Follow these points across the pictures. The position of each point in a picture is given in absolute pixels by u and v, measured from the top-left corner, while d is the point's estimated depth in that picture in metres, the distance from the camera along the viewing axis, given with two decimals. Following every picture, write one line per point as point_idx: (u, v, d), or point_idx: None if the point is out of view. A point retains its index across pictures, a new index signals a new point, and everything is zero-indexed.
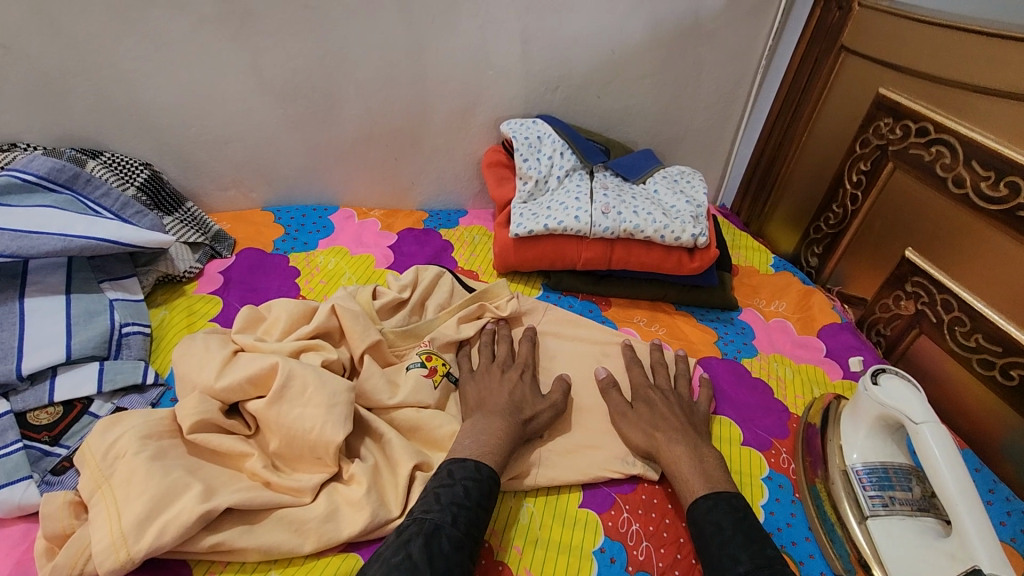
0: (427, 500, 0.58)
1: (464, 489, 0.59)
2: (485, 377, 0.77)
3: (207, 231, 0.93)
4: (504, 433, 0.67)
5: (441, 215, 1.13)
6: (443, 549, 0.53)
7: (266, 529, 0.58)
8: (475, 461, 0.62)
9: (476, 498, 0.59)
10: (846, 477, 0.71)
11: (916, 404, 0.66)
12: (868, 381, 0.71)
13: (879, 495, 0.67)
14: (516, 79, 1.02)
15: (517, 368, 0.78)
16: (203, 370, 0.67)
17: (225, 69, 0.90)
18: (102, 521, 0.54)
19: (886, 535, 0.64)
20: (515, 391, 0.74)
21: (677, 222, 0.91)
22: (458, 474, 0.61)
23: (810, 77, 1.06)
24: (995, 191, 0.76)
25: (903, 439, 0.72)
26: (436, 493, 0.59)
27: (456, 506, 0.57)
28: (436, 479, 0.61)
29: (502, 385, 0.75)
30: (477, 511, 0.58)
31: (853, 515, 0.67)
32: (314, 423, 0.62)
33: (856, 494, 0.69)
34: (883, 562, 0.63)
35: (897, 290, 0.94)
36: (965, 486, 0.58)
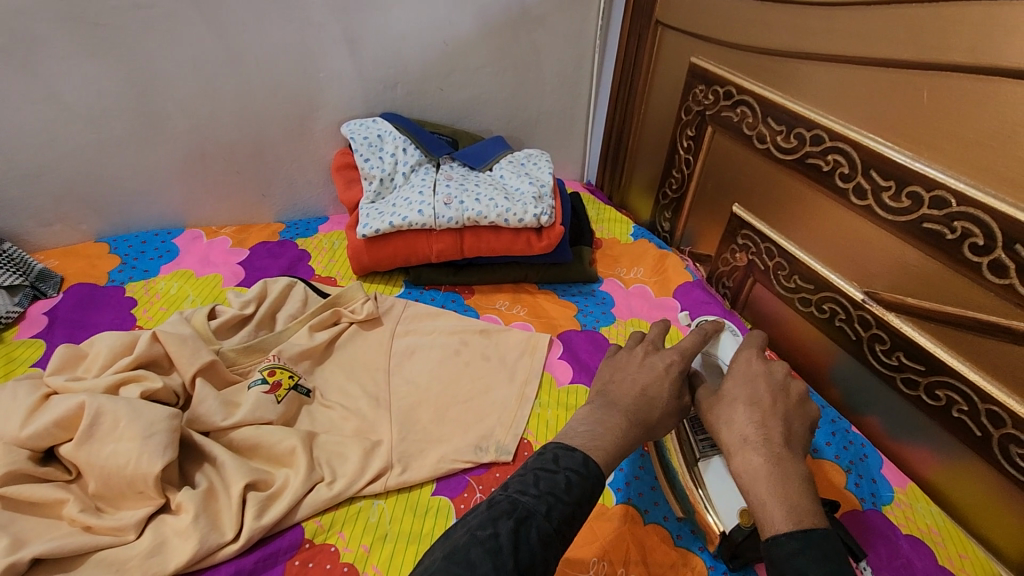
0: (524, 479, 0.51)
1: (566, 481, 0.50)
2: (624, 360, 0.66)
3: (29, 271, 0.87)
4: (623, 434, 0.57)
5: (300, 224, 1.11)
6: (531, 543, 0.45)
7: (83, 575, 0.56)
8: (585, 453, 0.53)
9: (579, 496, 0.50)
10: (679, 426, 0.72)
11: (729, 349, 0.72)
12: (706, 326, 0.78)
13: (707, 438, 0.69)
14: (351, 80, 1.01)
15: (666, 356, 0.65)
16: (7, 420, 0.63)
17: (20, 99, 0.85)
18: None
19: (713, 477, 0.66)
20: (652, 385, 0.62)
21: (519, 205, 0.94)
22: (563, 462, 0.52)
23: (637, 53, 1.12)
24: (788, 143, 0.83)
25: None
26: (536, 475, 0.51)
27: (554, 497, 0.49)
28: (539, 459, 0.53)
29: (641, 373, 0.63)
30: (576, 511, 0.49)
31: (687, 462, 0.69)
32: (128, 458, 0.59)
33: (688, 440, 0.70)
34: (713, 501, 0.66)
35: (731, 245, 1.00)
36: None
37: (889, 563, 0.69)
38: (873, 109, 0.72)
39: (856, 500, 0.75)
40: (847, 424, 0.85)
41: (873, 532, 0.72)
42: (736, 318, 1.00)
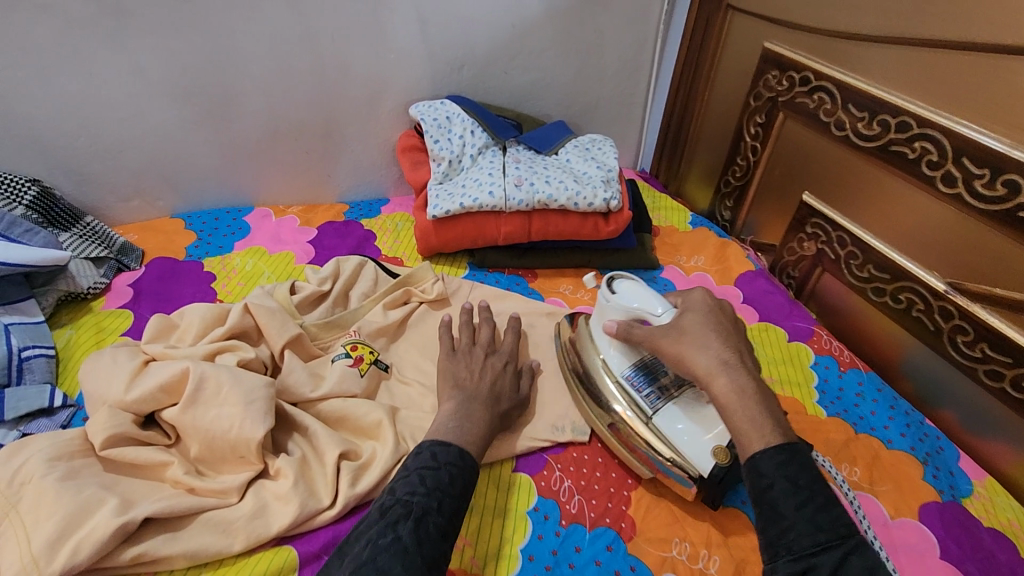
0: (410, 481, 0.55)
1: (449, 476, 0.57)
2: (466, 359, 0.73)
3: (112, 244, 0.90)
4: (485, 424, 0.65)
5: (362, 205, 1.12)
6: (430, 536, 0.51)
7: (191, 534, 0.57)
8: (459, 448, 0.60)
9: (459, 485, 0.57)
10: (621, 388, 0.71)
11: (651, 298, 0.70)
12: (608, 293, 0.73)
13: (652, 391, 0.69)
14: (420, 61, 1.01)
15: (500, 357, 0.75)
16: (111, 384, 0.64)
17: (106, 74, 0.86)
18: (11, 548, 0.52)
19: (670, 427, 0.66)
20: (495, 382, 0.71)
21: (588, 188, 0.94)
22: (441, 458, 0.58)
23: (704, 38, 1.11)
24: (870, 130, 0.82)
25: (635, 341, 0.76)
26: (420, 475, 0.56)
27: (443, 492, 0.55)
28: (417, 459, 0.58)
29: (485, 372, 0.71)
30: (461, 500, 0.56)
31: (640, 420, 0.68)
32: (232, 423, 0.61)
33: (635, 399, 0.70)
34: (677, 449, 0.65)
35: (799, 234, 0.99)
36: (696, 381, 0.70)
37: (973, 555, 0.68)
38: (966, 95, 0.71)
39: (936, 492, 0.74)
40: (920, 416, 0.83)
41: (955, 525, 0.71)
42: (801, 307, 0.99)
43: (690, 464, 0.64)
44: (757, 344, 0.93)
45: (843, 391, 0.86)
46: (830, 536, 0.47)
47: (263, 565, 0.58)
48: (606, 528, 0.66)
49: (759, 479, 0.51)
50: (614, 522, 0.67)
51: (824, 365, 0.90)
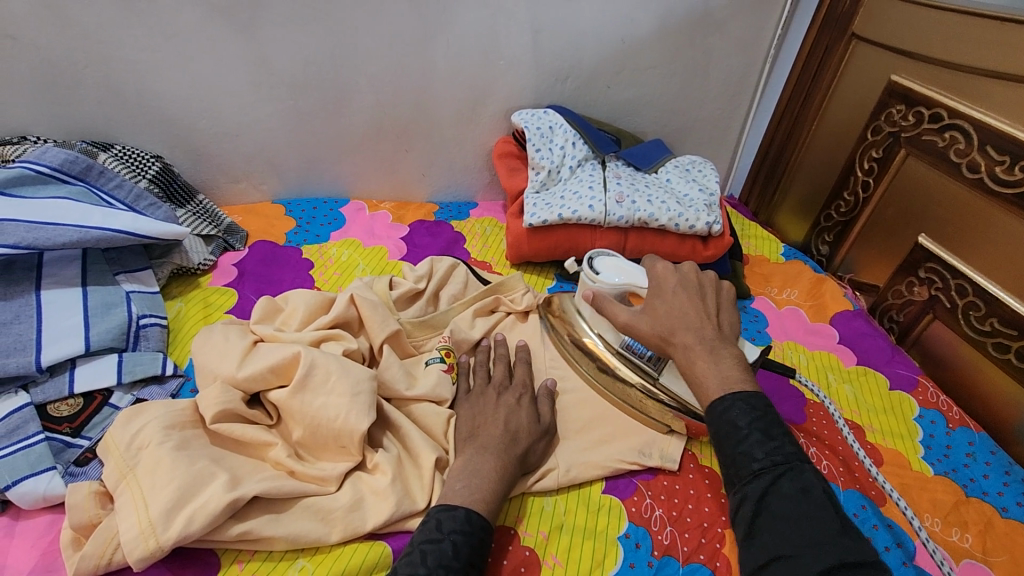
0: (411, 561, 0.52)
1: (453, 547, 0.53)
2: (479, 402, 0.70)
3: (219, 224, 0.93)
4: (496, 478, 0.60)
5: (451, 207, 1.13)
6: None
7: (293, 518, 0.58)
8: (466, 510, 0.56)
9: (465, 557, 0.53)
10: (623, 355, 0.75)
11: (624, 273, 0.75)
12: (591, 275, 0.76)
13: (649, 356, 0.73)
14: (528, 69, 1.02)
15: (513, 391, 0.71)
16: (224, 360, 0.66)
17: (234, 61, 0.90)
18: (130, 511, 0.54)
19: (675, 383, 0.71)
20: (512, 419, 0.67)
21: (690, 211, 0.93)
22: (446, 528, 0.54)
23: (820, 66, 1.08)
24: (1009, 175, 0.77)
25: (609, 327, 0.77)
26: (422, 551, 0.52)
27: (445, 569, 0.51)
28: (422, 531, 0.55)
29: (497, 411, 0.68)
30: (467, 572, 0.52)
31: (648, 380, 0.73)
32: (338, 412, 0.62)
33: (637, 367, 0.74)
34: (683, 399, 0.71)
35: (909, 277, 0.94)
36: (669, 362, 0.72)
37: None
38: None
39: None
40: None
41: None
42: (903, 354, 0.94)
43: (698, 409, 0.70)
44: (855, 388, 0.88)
45: (950, 449, 0.81)
46: (763, 464, 0.52)
47: (358, 557, 0.58)
48: (699, 565, 0.63)
49: (713, 426, 0.56)
50: (708, 560, 0.63)
51: (929, 420, 0.84)
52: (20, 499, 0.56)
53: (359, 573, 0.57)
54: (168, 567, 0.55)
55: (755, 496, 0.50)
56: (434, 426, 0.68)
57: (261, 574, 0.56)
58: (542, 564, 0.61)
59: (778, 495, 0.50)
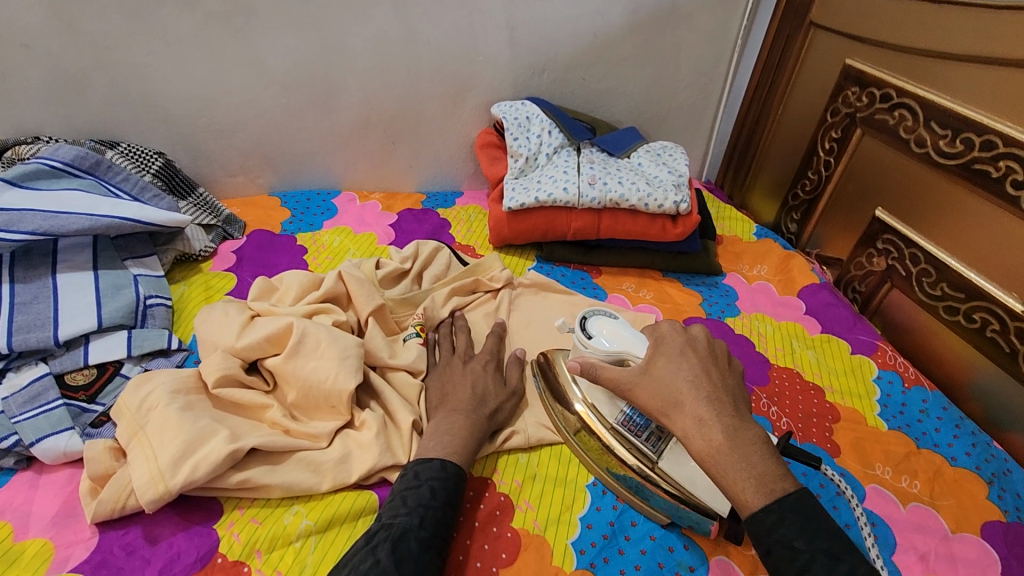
0: (393, 505, 0.58)
1: (430, 491, 0.58)
2: (447, 370, 0.75)
3: (219, 214, 1.00)
4: (466, 435, 0.65)
5: (438, 196, 1.19)
6: (410, 552, 0.53)
7: (288, 469, 0.64)
8: (442, 461, 0.62)
9: (444, 496, 0.59)
10: (617, 435, 0.68)
11: (618, 336, 0.69)
12: (583, 340, 0.71)
13: (651, 437, 0.66)
14: (506, 64, 1.08)
15: (479, 358, 0.76)
16: (224, 332, 0.72)
17: (231, 63, 0.96)
18: (141, 461, 0.60)
19: (680, 471, 0.64)
20: (477, 384, 0.72)
21: (660, 191, 0.99)
22: (424, 475, 0.60)
23: (784, 53, 1.14)
24: (952, 147, 0.82)
25: (607, 402, 0.70)
26: (402, 497, 0.58)
27: (424, 508, 0.57)
28: (402, 481, 0.60)
29: (464, 378, 0.73)
30: (444, 511, 0.58)
31: (646, 465, 0.66)
32: (328, 374, 0.68)
33: (635, 447, 0.67)
34: (690, 493, 0.63)
35: (869, 249, 0.99)
36: (660, 448, 0.66)
37: None
38: None
39: (1000, 512, 0.73)
40: (988, 437, 0.82)
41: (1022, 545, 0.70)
42: (865, 322, 0.99)
43: (694, 502, 0.63)
44: (818, 354, 0.94)
45: (905, 406, 0.86)
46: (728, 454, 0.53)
47: (348, 503, 0.64)
48: None
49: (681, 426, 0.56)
50: None
51: (886, 380, 0.89)
52: (44, 454, 0.62)
53: (349, 517, 0.63)
54: (176, 511, 0.61)
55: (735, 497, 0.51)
56: (409, 393, 0.74)
57: (260, 517, 0.62)
58: (517, 509, 0.67)
59: (737, 476, 0.52)
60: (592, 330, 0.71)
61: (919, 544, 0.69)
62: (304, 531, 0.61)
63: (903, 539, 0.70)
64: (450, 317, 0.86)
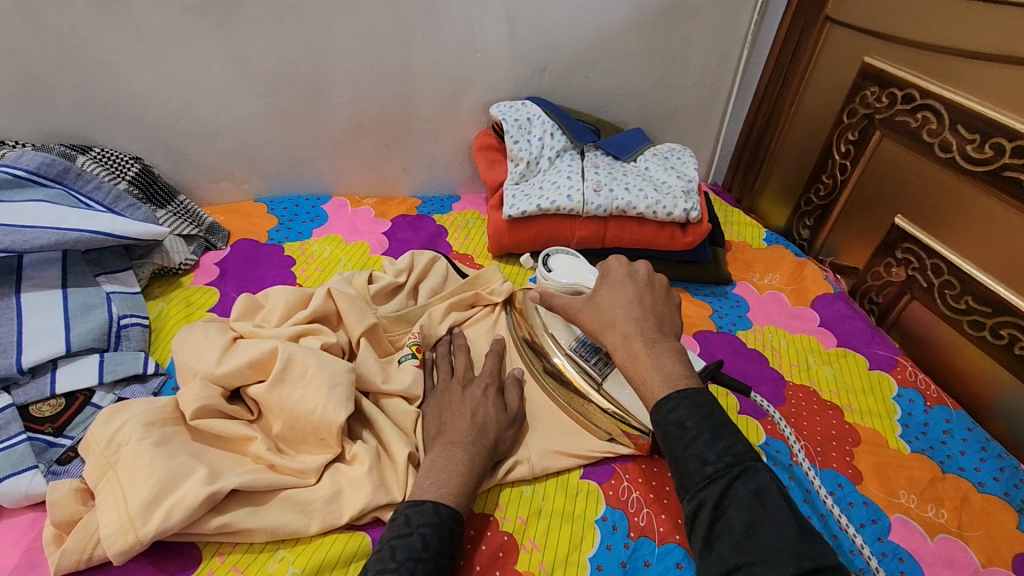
0: (381, 556, 0.52)
1: (422, 540, 0.53)
2: (445, 397, 0.70)
3: (201, 223, 0.94)
4: (465, 471, 0.60)
5: (434, 201, 1.13)
6: None
7: (272, 510, 0.59)
8: (433, 503, 0.57)
9: (435, 548, 0.54)
10: (570, 361, 0.76)
11: (574, 274, 0.83)
12: (543, 272, 0.84)
13: (599, 362, 0.75)
14: (505, 61, 1.02)
15: (479, 383, 0.71)
16: (204, 357, 0.67)
17: (210, 61, 0.90)
18: (110, 507, 0.55)
19: (619, 392, 0.72)
20: (478, 412, 0.67)
21: (668, 198, 0.94)
22: (415, 522, 0.55)
23: (796, 50, 1.08)
24: (980, 153, 0.78)
25: (563, 334, 0.78)
26: (391, 546, 0.53)
27: (414, 562, 0.52)
28: (391, 527, 0.55)
29: (463, 405, 0.68)
30: (436, 563, 0.53)
31: (591, 386, 0.74)
32: (316, 404, 0.63)
33: (584, 370, 0.75)
34: (625, 410, 0.71)
35: (888, 258, 0.95)
36: (605, 371, 0.74)
37: None
38: None
39: None
40: (1016, 460, 0.77)
41: None
42: (883, 335, 0.94)
43: (630, 420, 0.70)
44: (835, 369, 0.89)
45: (928, 427, 0.81)
46: (715, 467, 0.49)
47: (338, 547, 0.59)
48: (676, 545, 0.63)
49: (659, 430, 0.53)
50: (684, 540, 0.64)
51: (907, 399, 0.85)
52: (3, 498, 0.57)
53: (338, 563, 0.58)
54: (150, 560, 0.56)
55: (711, 500, 0.48)
56: (404, 422, 0.68)
57: (242, 565, 0.57)
58: (520, 548, 0.62)
59: (734, 501, 0.47)
60: (551, 265, 0.85)
61: None
62: None
63: None
64: (448, 335, 0.81)
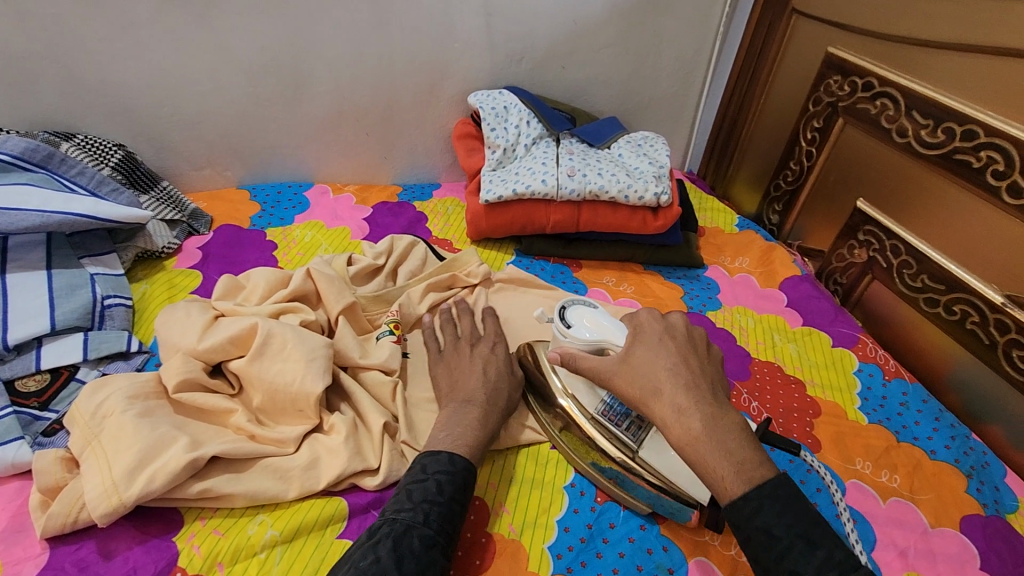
0: (398, 499, 0.56)
1: (436, 485, 0.56)
2: (454, 358, 0.73)
3: (184, 209, 0.96)
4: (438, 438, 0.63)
5: (415, 188, 1.16)
6: (413, 550, 0.51)
7: (251, 476, 0.61)
8: (449, 454, 0.59)
9: (449, 493, 0.56)
10: (597, 426, 0.66)
11: (601, 328, 0.65)
12: (562, 329, 0.68)
13: (631, 426, 0.64)
14: (483, 51, 1.05)
15: (487, 342, 0.74)
16: (186, 334, 0.69)
17: (193, 50, 0.92)
18: (95, 473, 0.57)
19: (660, 462, 0.62)
20: (490, 368, 0.70)
21: (640, 183, 0.97)
22: (430, 469, 0.58)
23: (765, 41, 1.12)
24: (934, 138, 0.81)
25: (586, 390, 0.67)
26: (409, 490, 0.56)
27: (429, 503, 0.55)
28: (409, 474, 0.58)
29: (473, 363, 0.71)
30: (451, 507, 0.56)
31: (625, 456, 0.64)
32: (294, 377, 0.65)
33: (615, 438, 0.65)
34: (669, 481, 0.61)
35: (851, 240, 0.98)
36: (639, 436, 0.63)
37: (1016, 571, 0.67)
38: None
39: (979, 505, 0.73)
40: (967, 429, 0.81)
41: (1000, 540, 0.69)
42: (846, 314, 0.98)
43: (678, 493, 0.61)
44: (799, 347, 0.93)
45: (886, 399, 0.85)
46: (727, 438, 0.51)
47: (315, 511, 0.61)
48: (640, 508, 0.67)
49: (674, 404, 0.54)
50: None
51: (867, 373, 0.89)
52: None
53: (316, 526, 0.61)
54: (133, 524, 0.58)
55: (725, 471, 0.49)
56: (381, 393, 0.71)
57: (222, 528, 0.59)
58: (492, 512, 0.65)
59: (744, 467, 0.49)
60: (570, 320, 0.68)
61: (899, 540, 0.69)
62: (269, 541, 0.59)
63: (882, 535, 0.69)
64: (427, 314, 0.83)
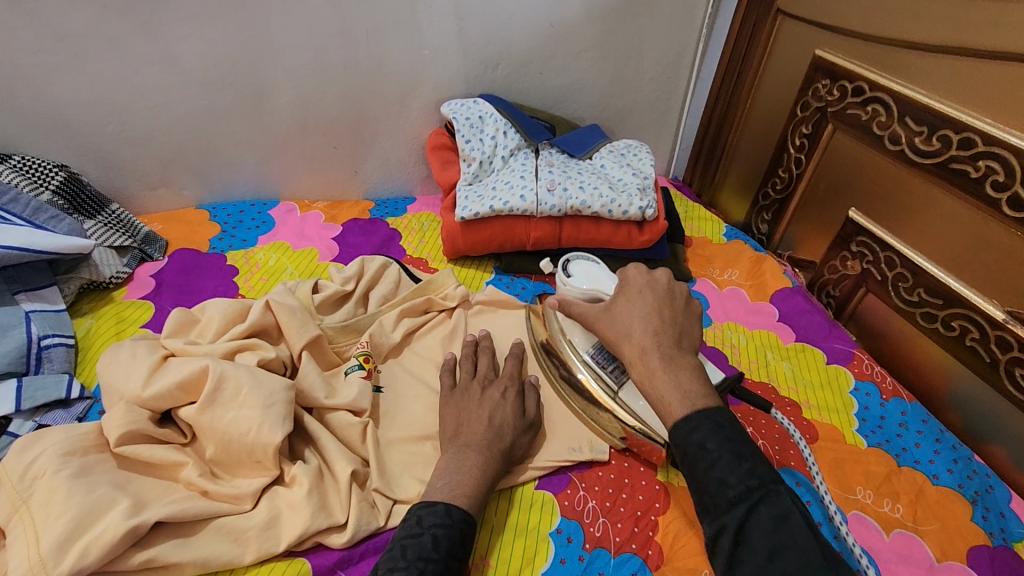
0: (391, 556, 0.51)
1: (433, 540, 0.52)
2: (463, 398, 0.67)
3: (136, 233, 0.89)
4: None
5: (388, 203, 1.10)
6: None
7: (202, 540, 0.55)
8: (447, 505, 0.55)
9: (446, 549, 0.52)
10: (586, 368, 0.71)
11: (601, 279, 0.73)
12: (562, 278, 0.75)
13: (616, 370, 0.70)
14: (456, 57, 0.99)
15: (498, 385, 0.68)
16: (130, 378, 0.62)
17: (139, 61, 0.85)
18: (20, 547, 0.51)
19: (637, 404, 0.68)
20: (497, 414, 0.64)
21: (623, 196, 0.92)
22: (426, 522, 0.53)
23: (750, 43, 1.08)
24: (928, 145, 0.77)
25: (580, 340, 0.73)
26: (402, 546, 0.51)
27: (424, 561, 0.50)
28: (403, 527, 0.53)
29: (480, 408, 0.65)
30: (446, 565, 0.51)
31: (606, 394, 0.70)
32: (250, 425, 0.59)
33: (601, 379, 0.70)
34: (642, 422, 0.67)
35: (843, 251, 0.94)
36: (621, 380, 0.69)
37: None
38: None
39: (985, 534, 0.69)
40: (969, 451, 0.78)
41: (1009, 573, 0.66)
42: (840, 329, 0.94)
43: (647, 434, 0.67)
44: (793, 365, 0.89)
45: (884, 420, 0.81)
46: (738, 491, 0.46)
47: None
48: (631, 555, 0.62)
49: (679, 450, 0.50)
50: (640, 549, 0.63)
51: (864, 392, 0.85)
52: None
53: None
54: None
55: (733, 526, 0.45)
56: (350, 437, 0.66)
57: None
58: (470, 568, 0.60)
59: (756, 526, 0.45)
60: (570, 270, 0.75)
61: None
62: None
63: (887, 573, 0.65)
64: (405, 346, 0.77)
